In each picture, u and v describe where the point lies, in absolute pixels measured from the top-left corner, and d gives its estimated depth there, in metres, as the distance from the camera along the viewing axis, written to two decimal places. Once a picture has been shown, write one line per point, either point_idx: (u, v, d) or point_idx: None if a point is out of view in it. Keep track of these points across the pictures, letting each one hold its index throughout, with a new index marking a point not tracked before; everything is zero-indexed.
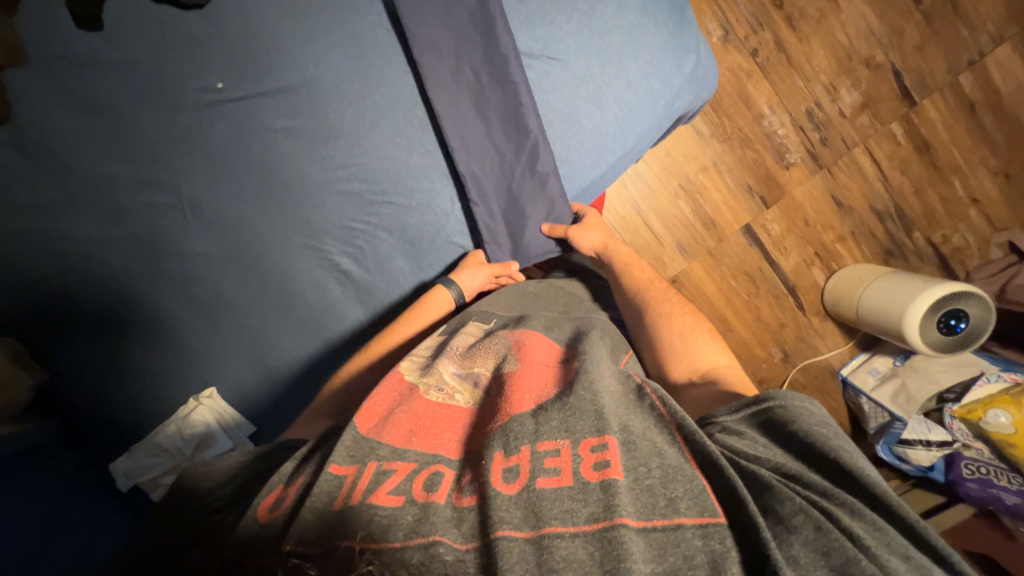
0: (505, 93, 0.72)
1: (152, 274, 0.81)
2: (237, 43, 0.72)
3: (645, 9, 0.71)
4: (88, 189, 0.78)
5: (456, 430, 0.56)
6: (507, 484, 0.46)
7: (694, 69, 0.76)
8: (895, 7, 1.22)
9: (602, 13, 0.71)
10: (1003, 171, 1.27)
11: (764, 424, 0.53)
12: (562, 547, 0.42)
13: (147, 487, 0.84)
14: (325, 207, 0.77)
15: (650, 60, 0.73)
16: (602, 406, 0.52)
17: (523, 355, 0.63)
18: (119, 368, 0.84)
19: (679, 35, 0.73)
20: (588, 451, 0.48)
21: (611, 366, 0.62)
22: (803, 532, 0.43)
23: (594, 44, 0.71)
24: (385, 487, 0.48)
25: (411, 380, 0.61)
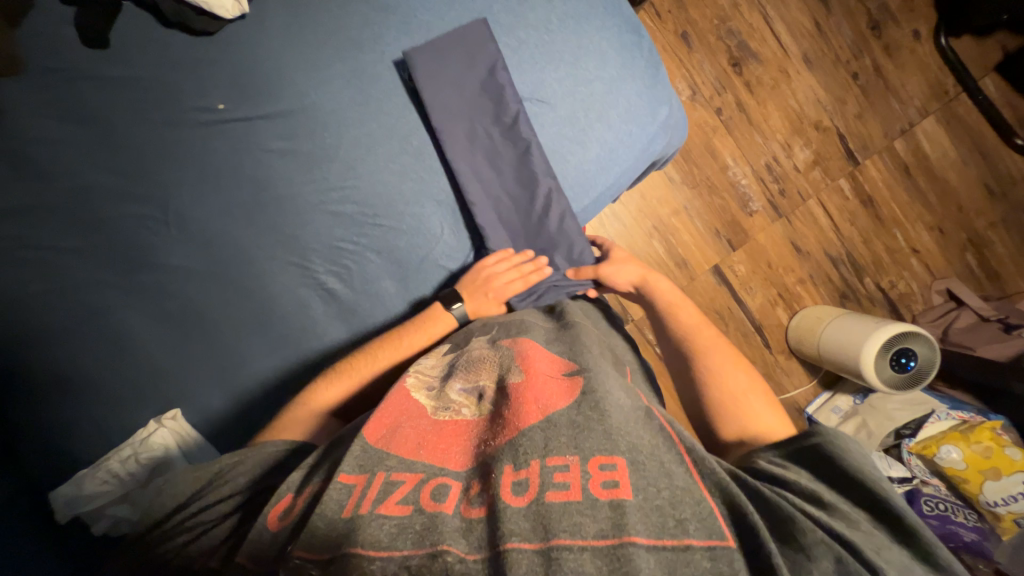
0: (512, 146, 0.78)
1: (125, 286, 0.79)
2: (241, 68, 0.75)
3: (625, 63, 0.79)
4: (69, 197, 0.77)
5: (463, 443, 0.56)
6: (517, 496, 0.47)
7: (667, 117, 0.84)
8: (837, 80, 1.39)
9: (587, 64, 0.78)
10: (937, 225, 1.42)
11: (810, 458, 0.56)
12: (571, 560, 0.42)
13: (89, 518, 0.78)
14: (316, 226, 0.78)
15: (629, 107, 0.80)
16: (611, 425, 0.52)
17: (528, 367, 0.62)
18: (74, 385, 0.79)
19: (653, 88, 0.81)
20: (596, 468, 0.49)
21: (619, 385, 0.61)
22: (822, 561, 0.45)
23: (579, 90, 0.79)
24: (394, 496, 0.49)
25: (418, 398, 0.63)
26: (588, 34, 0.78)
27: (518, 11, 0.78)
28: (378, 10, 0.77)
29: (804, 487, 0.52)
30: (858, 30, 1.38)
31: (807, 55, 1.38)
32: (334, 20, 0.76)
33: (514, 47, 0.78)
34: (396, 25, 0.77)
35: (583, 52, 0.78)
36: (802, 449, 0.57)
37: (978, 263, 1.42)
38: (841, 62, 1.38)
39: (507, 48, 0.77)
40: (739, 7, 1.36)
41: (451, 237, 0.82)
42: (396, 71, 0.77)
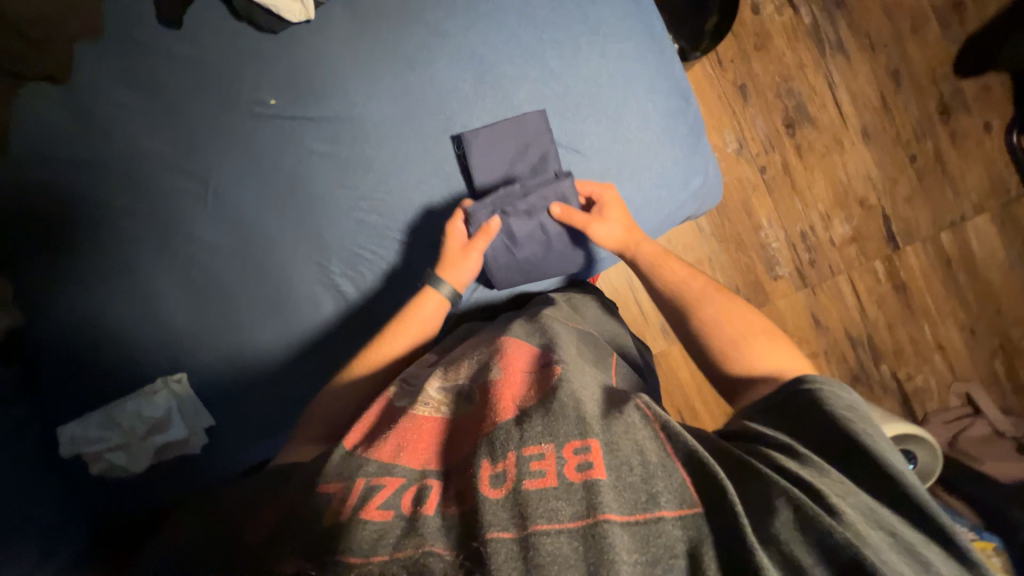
0: (545, 223, 0.78)
1: (156, 252, 0.84)
2: (296, 68, 0.78)
3: (666, 128, 0.80)
4: (120, 160, 0.82)
5: (445, 437, 0.58)
6: (494, 488, 0.49)
7: (700, 187, 0.83)
8: (893, 160, 1.34)
9: (628, 123, 0.79)
10: (969, 325, 1.36)
11: (795, 409, 0.57)
12: (548, 542, 0.45)
13: (88, 458, 0.84)
14: (339, 229, 0.81)
15: (663, 172, 0.80)
16: (585, 412, 0.54)
17: (502, 362, 0.64)
18: (96, 332, 0.85)
19: (691, 156, 0.81)
20: (571, 454, 0.51)
21: (593, 377, 0.62)
22: (783, 513, 0.46)
23: (615, 147, 0.79)
24: (374, 502, 0.50)
25: (396, 400, 0.64)
26: (634, 94, 0.79)
27: (572, 58, 0.78)
28: (436, 36, 0.78)
29: (778, 440, 0.54)
30: (926, 112, 1.33)
31: (867, 128, 1.34)
32: (392, 36, 0.77)
33: (561, 93, 0.78)
34: (451, 55, 0.78)
35: (627, 110, 0.79)
36: (786, 401, 0.57)
37: (1007, 373, 1.35)
38: (901, 142, 1.34)
39: (553, 92, 0.78)
40: (805, 69, 1.33)
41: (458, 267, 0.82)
42: (442, 95, 0.78)
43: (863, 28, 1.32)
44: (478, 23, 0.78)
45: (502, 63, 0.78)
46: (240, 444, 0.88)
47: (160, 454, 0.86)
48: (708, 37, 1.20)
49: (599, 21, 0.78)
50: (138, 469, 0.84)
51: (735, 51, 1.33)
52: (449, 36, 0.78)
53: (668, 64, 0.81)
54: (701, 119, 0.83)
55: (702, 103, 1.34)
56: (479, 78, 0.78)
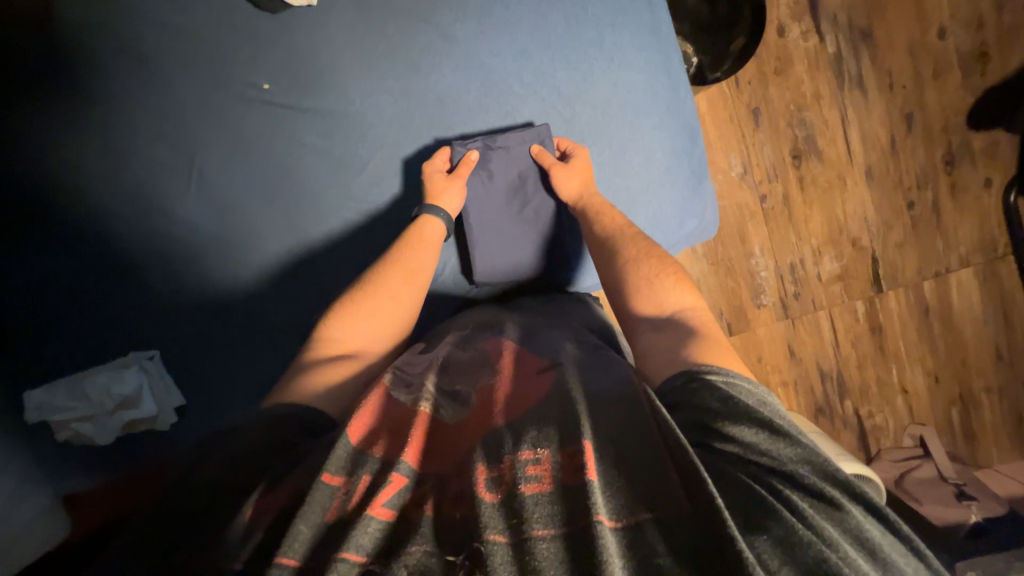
0: (520, 171, 0.82)
1: (134, 224, 0.82)
2: (294, 57, 0.78)
3: (668, 168, 0.84)
4: (102, 125, 0.79)
5: (444, 437, 0.55)
6: (490, 491, 0.48)
7: (694, 230, 0.88)
8: (891, 204, 1.35)
9: (631, 157, 0.83)
10: (935, 373, 1.40)
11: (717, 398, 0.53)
12: (544, 547, 0.44)
13: (52, 426, 0.83)
14: (325, 223, 0.83)
15: (659, 212, 0.85)
16: (581, 415, 0.53)
17: (501, 365, 0.64)
18: (66, 298, 0.84)
19: (690, 198, 0.86)
20: (567, 458, 0.49)
21: (593, 371, 0.62)
22: (759, 521, 0.45)
23: (616, 178, 0.83)
24: (381, 498, 0.48)
25: (393, 394, 0.60)
26: (642, 128, 0.83)
27: (582, 84, 0.81)
28: (444, 40, 0.79)
29: (722, 438, 0.51)
30: (930, 160, 1.33)
31: (871, 169, 1.34)
32: (401, 35, 0.79)
33: (567, 118, 0.82)
34: (459, 62, 0.80)
35: (632, 145, 0.83)
36: (703, 391, 0.54)
37: (961, 422, 1.40)
38: (901, 187, 1.34)
39: (560, 117, 0.82)
40: (821, 100, 1.31)
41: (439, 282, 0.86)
42: (443, 104, 0.81)
43: (885, 66, 1.30)
44: (492, 31, 0.80)
45: (511, 78, 0.81)
46: (204, 427, 0.88)
47: (125, 429, 0.86)
48: (731, 58, 1.17)
49: (616, 47, 0.81)
50: (104, 441, 0.84)
51: (754, 72, 1.30)
52: (458, 40, 0.79)
53: (681, 100, 0.85)
54: (705, 163, 0.87)
55: (713, 121, 1.32)
56: (490, 95, 0.81)
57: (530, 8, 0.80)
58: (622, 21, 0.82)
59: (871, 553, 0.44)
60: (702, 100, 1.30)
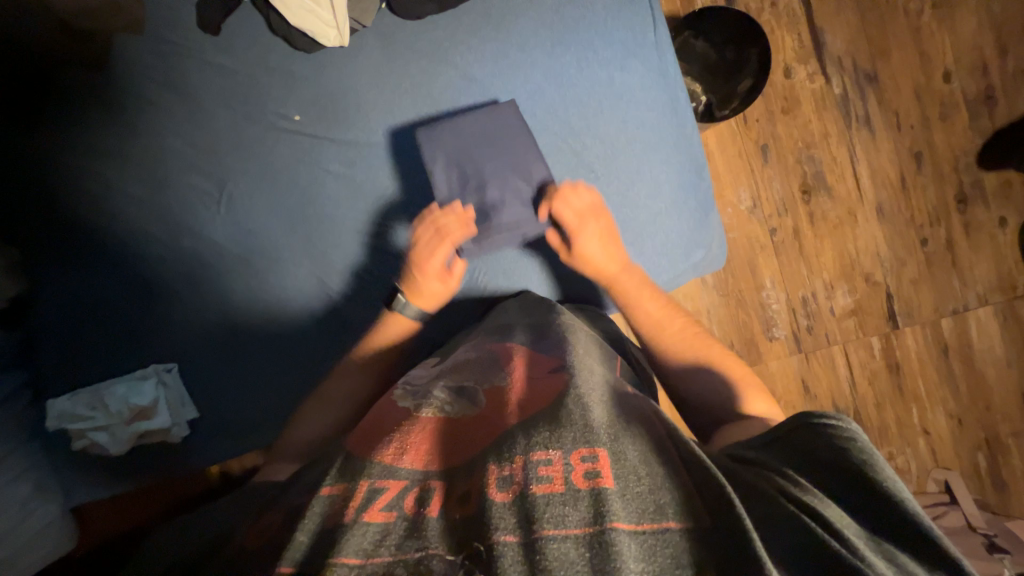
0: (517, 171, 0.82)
1: (165, 243, 0.87)
2: (322, 92, 0.85)
3: (675, 200, 0.88)
4: (143, 150, 0.86)
5: (448, 436, 0.57)
6: (501, 491, 0.46)
7: (701, 260, 0.91)
8: (903, 240, 1.34)
9: (640, 189, 0.87)
10: (958, 415, 1.35)
11: (802, 440, 0.55)
12: (555, 547, 0.41)
13: (71, 434, 0.86)
14: (343, 248, 0.88)
15: (666, 242, 0.89)
16: (593, 420, 0.52)
17: (507, 368, 0.66)
18: (95, 310, 0.88)
19: (697, 231, 0.89)
20: (579, 460, 0.48)
21: (596, 376, 0.63)
22: (792, 538, 0.44)
23: (625, 209, 0.87)
24: (378, 504, 0.48)
25: (403, 403, 0.64)
26: (650, 163, 0.87)
27: (592, 120, 0.86)
28: (463, 78, 0.85)
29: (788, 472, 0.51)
30: (942, 198, 1.33)
31: (882, 206, 1.34)
32: (422, 73, 0.85)
33: (578, 151, 0.86)
34: (476, 99, 0.85)
35: (640, 178, 0.87)
36: (791, 430, 0.56)
37: (988, 469, 1.34)
38: (913, 224, 1.34)
39: (570, 150, 0.86)
40: (829, 138, 1.34)
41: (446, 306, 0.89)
42: None
43: (892, 106, 1.33)
44: (507, 72, 0.85)
45: (524, 113, 0.85)
46: (221, 440, 0.91)
47: (139, 440, 0.88)
48: (740, 98, 1.20)
49: (624, 87, 0.86)
50: (119, 451, 0.86)
51: (762, 110, 1.34)
52: (476, 80, 0.85)
53: (689, 136, 0.89)
54: (712, 196, 0.90)
55: (722, 157, 1.35)
56: (504, 129, 0.86)
57: (543, 51, 0.85)
58: (631, 63, 0.86)
59: None
60: (710, 136, 1.34)
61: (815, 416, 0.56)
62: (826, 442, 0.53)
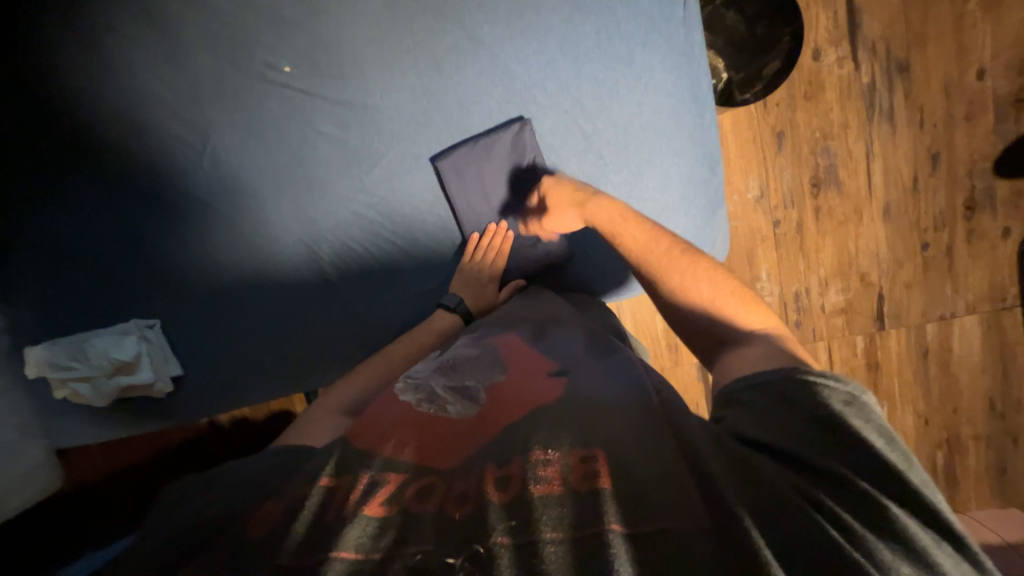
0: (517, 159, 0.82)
1: (145, 195, 0.83)
2: (316, 41, 0.77)
3: (684, 195, 0.85)
4: (115, 90, 0.79)
5: (449, 436, 0.57)
6: (499, 490, 0.48)
7: (702, 258, 0.89)
8: (904, 242, 1.33)
9: (648, 180, 0.84)
10: (925, 415, 1.40)
11: (775, 397, 0.53)
12: (552, 551, 0.43)
13: (52, 383, 0.85)
14: (334, 216, 0.84)
15: None
16: (590, 419, 0.55)
17: (509, 365, 0.66)
18: (72, 260, 0.85)
19: (702, 228, 0.87)
20: (576, 463, 0.50)
21: (596, 367, 0.65)
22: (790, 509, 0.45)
23: (630, 200, 0.84)
24: (377, 498, 0.49)
25: (403, 396, 0.63)
26: (661, 152, 0.83)
27: (605, 100, 0.80)
28: (470, 41, 0.78)
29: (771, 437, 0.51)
30: (951, 203, 1.31)
31: (889, 205, 1.32)
32: (426, 31, 0.77)
33: (587, 133, 0.82)
34: (483, 64, 0.79)
35: (650, 168, 0.83)
36: (765, 387, 0.55)
37: (944, 466, 1.41)
38: (917, 227, 1.32)
39: (579, 131, 0.82)
40: (848, 130, 1.28)
41: (444, 281, 0.89)
42: (464, 107, 0.80)
43: (919, 102, 1.27)
44: (519, 36, 0.78)
45: (534, 85, 0.80)
46: (203, 398, 0.91)
47: (122, 394, 0.88)
48: (763, 81, 1.14)
49: (644, 65, 0.80)
50: (102, 402, 0.86)
51: (784, 94, 1.27)
52: (484, 43, 0.78)
53: (705, 127, 0.84)
54: (721, 192, 0.87)
55: (735, 140, 1.29)
56: (510, 100, 0.80)
57: (560, 16, 0.77)
58: (654, 40, 0.79)
59: (917, 557, 0.43)
60: (726, 118, 1.27)
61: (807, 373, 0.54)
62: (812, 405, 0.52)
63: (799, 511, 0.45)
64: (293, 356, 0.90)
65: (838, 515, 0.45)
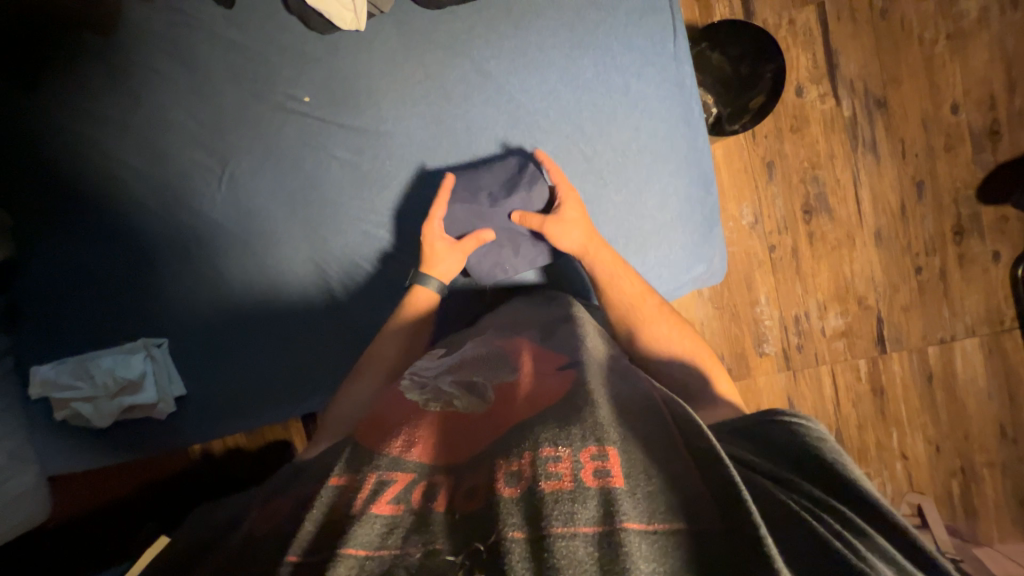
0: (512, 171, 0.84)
1: (163, 217, 0.86)
2: (335, 75, 0.83)
3: (682, 213, 0.88)
4: (144, 120, 0.84)
5: (458, 435, 0.60)
6: (509, 487, 0.48)
7: (701, 273, 0.92)
8: (898, 267, 1.36)
9: (646, 199, 0.87)
10: (936, 442, 1.38)
11: (768, 438, 0.59)
12: (564, 545, 0.43)
13: (54, 404, 0.85)
14: (344, 237, 0.87)
15: (669, 253, 0.89)
16: (601, 419, 0.54)
17: (517, 364, 0.69)
18: (86, 278, 0.87)
19: (699, 244, 0.90)
20: (588, 458, 0.50)
21: (607, 372, 0.67)
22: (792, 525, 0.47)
23: (630, 218, 0.87)
24: (385, 496, 0.49)
25: (412, 396, 0.66)
26: (657, 172, 0.87)
27: (604, 126, 0.85)
28: (478, 74, 0.84)
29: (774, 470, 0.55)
30: (940, 228, 1.35)
31: (880, 231, 1.36)
32: (437, 66, 0.84)
33: (588, 155, 0.86)
34: (490, 94, 0.84)
35: (648, 187, 0.87)
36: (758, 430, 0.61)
37: (960, 495, 1.37)
38: (909, 251, 1.36)
39: (580, 153, 0.86)
40: (834, 160, 1.35)
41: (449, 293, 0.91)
42: (472, 134, 0.85)
43: (900, 134, 1.34)
44: (523, 69, 0.84)
45: (538, 112, 0.85)
46: (205, 417, 0.90)
47: (122, 414, 0.87)
48: (750, 113, 1.21)
49: (639, 93, 0.86)
50: (102, 423, 0.85)
51: (771, 128, 1.34)
52: (491, 76, 0.84)
53: (699, 149, 0.89)
54: (717, 210, 0.91)
55: (727, 170, 1.36)
56: (516, 126, 0.85)
57: (561, 51, 0.84)
58: (648, 72, 0.86)
59: None
60: (717, 150, 1.34)
61: (783, 416, 0.61)
62: (801, 446, 0.56)
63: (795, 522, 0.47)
64: (298, 376, 0.91)
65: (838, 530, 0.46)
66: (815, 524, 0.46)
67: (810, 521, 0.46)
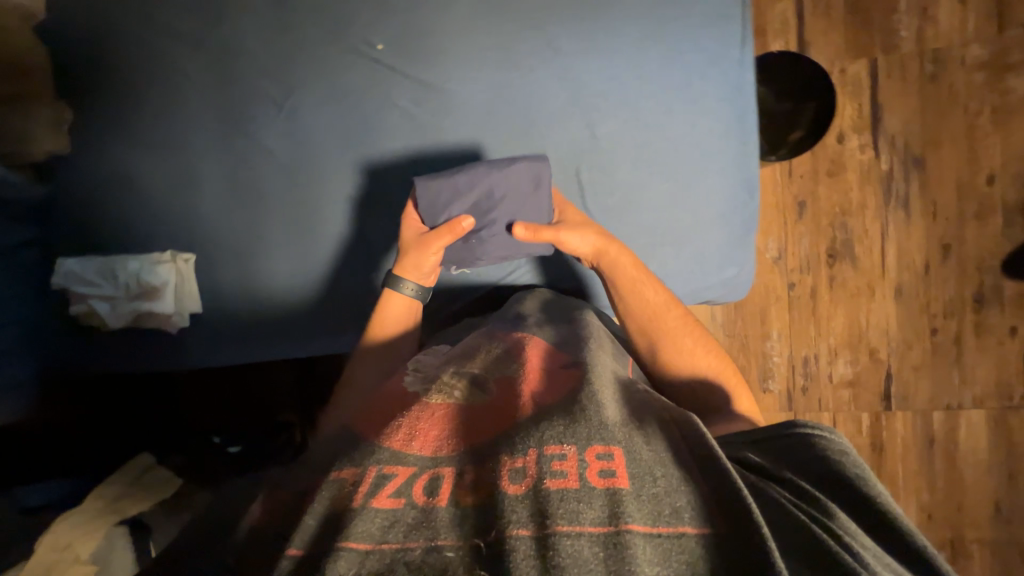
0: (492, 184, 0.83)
1: (216, 137, 0.89)
2: (411, 27, 0.86)
3: (723, 212, 0.90)
4: (219, 41, 0.87)
5: (458, 422, 0.57)
6: (513, 484, 0.48)
7: (733, 277, 0.93)
8: (914, 325, 1.36)
9: (690, 194, 0.89)
10: (928, 509, 1.35)
11: (781, 447, 0.59)
12: (569, 544, 0.43)
13: (73, 297, 0.86)
14: (387, 184, 0.89)
15: (705, 250, 0.91)
16: (607, 419, 0.54)
17: (520, 356, 0.67)
18: (126, 184, 0.89)
19: (735, 247, 0.91)
20: (593, 458, 0.49)
21: (613, 374, 0.66)
22: (802, 534, 0.47)
23: (671, 210, 0.90)
24: (386, 490, 0.49)
25: (412, 391, 0.65)
26: (705, 171, 0.89)
27: (660, 118, 0.88)
28: (549, 49, 0.87)
29: (788, 479, 0.54)
30: (961, 293, 1.35)
31: (901, 286, 1.36)
32: (509, 36, 0.87)
33: (640, 143, 0.88)
34: (554, 70, 0.87)
35: (693, 183, 0.89)
36: (773, 437, 0.60)
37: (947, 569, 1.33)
38: (927, 312, 1.36)
39: (633, 141, 0.88)
40: (865, 210, 1.37)
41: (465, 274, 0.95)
42: (530, 105, 0.88)
43: (933, 195, 1.36)
44: (590, 54, 0.87)
45: (599, 95, 0.87)
46: (216, 341, 0.91)
47: (135, 319, 0.88)
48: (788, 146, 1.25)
49: (700, 92, 0.88)
50: (114, 324, 0.86)
51: (808, 168, 1.37)
52: (559, 52, 0.87)
53: (748, 154, 0.90)
54: (757, 216, 0.92)
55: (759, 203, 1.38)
56: (574, 107, 0.88)
57: (630, 41, 0.87)
58: (712, 73, 0.88)
59: None
60: None
61: (803, 427, 0.59)
62: (819, 459, 0.56)
63: (806, 534, 0.47)
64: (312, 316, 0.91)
65: (849, 544, 0.46)
66: (831, 543, 0.46)
67: (826, 539, 0.46)
